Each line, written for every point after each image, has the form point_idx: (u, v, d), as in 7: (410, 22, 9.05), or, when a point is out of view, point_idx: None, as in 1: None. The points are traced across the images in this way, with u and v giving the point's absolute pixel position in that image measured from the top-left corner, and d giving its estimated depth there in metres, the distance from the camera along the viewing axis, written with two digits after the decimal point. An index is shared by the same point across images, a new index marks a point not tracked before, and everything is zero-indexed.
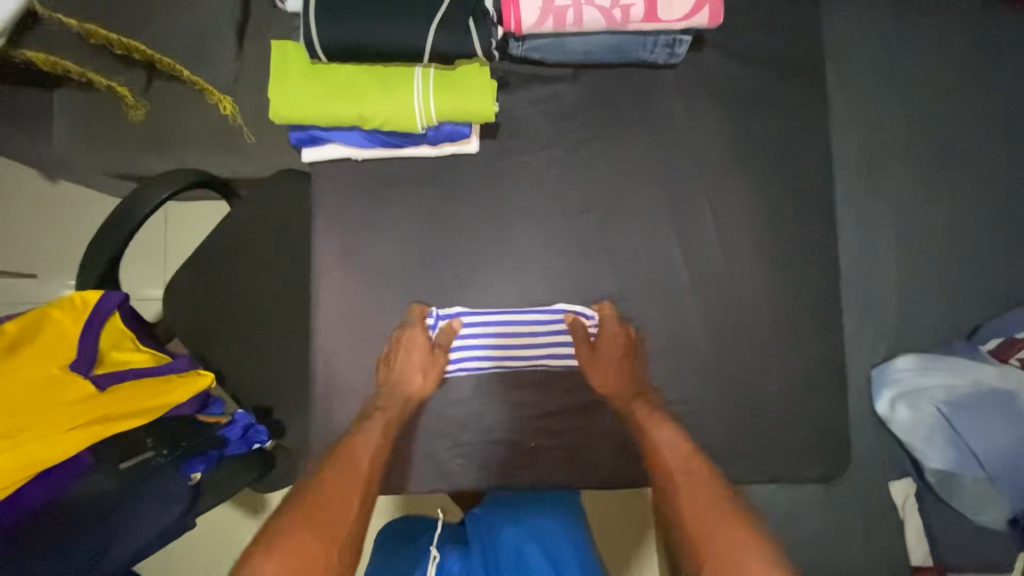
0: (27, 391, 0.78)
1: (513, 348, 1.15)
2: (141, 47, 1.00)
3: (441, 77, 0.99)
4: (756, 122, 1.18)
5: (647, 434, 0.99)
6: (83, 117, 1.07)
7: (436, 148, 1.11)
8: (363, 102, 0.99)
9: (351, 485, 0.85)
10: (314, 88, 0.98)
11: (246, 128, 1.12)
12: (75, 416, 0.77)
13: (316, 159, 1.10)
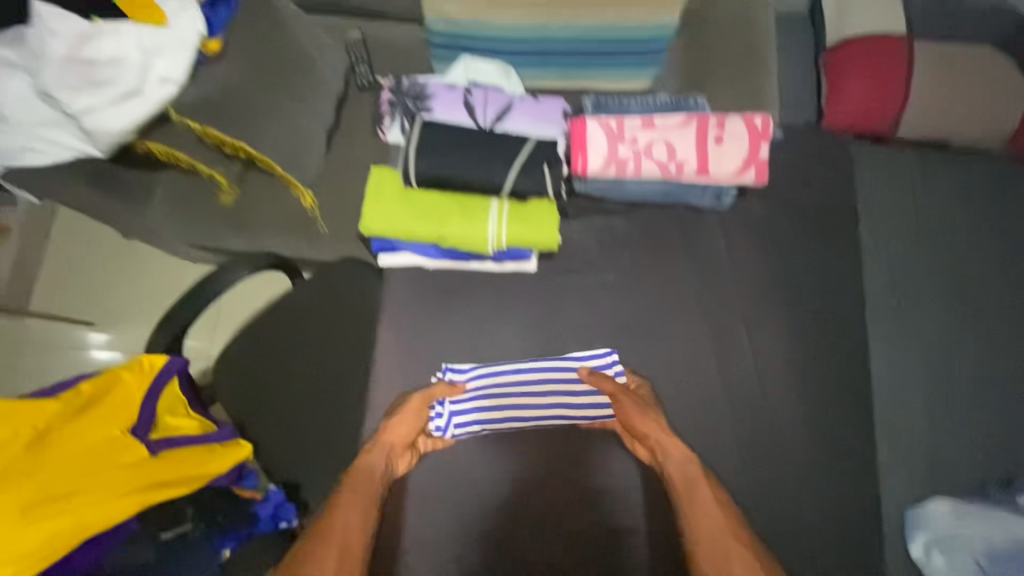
0: (93, 450, 0.89)
1: (521, 404, 1.11)
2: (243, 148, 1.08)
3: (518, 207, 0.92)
4: (796, 259, 1.18)
5: (687, 492, 0.90)
6: (178, 192, 1.18)
7: (498, 264, 1.17)
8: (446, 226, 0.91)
9: (336, 552, 0.81)
10: (401, 213, 0.90)
11: (320, 219, 1.22)
12: (130, 479, 0.88)
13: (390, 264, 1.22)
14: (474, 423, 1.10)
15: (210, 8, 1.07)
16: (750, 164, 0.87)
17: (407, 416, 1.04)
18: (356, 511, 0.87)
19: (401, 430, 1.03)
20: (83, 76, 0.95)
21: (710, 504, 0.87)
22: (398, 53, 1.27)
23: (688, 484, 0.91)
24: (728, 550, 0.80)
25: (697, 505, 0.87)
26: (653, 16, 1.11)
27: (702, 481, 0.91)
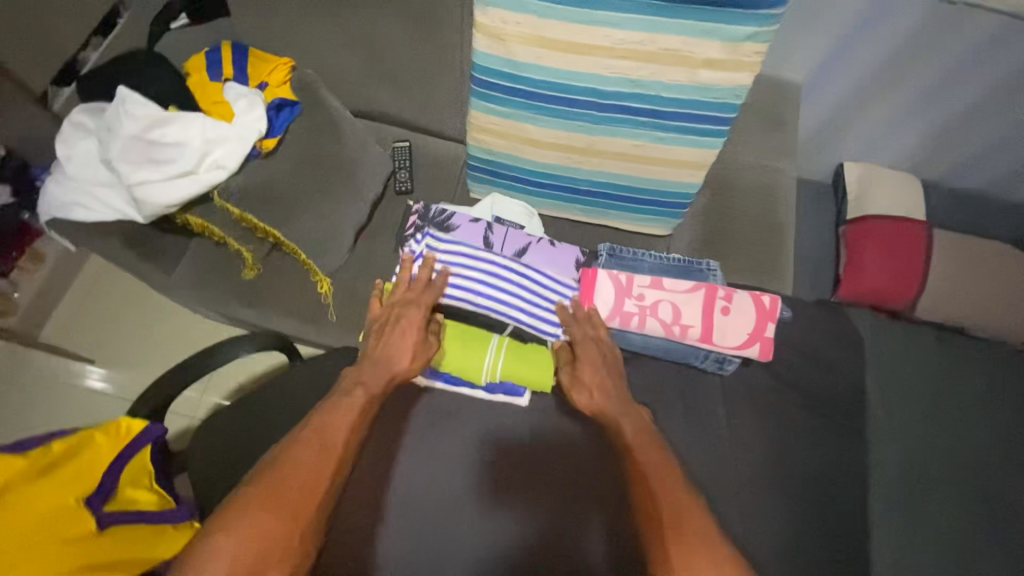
0: (40, 520, 0.85)
1: (501, 297, 0.98)
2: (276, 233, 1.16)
3: (518, 346, 0.98)
4: (798, 427, 1.14)
5: (637, 455, 0.77)
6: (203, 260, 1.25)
7: (489, 393, 1.10)
8: (442, 350, 0.97)
9: (311, 452, 0.74)
10: None
11: (332, 307, 1.25)
12: (68, 557, 0.85)
13: None
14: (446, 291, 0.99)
15: (275, 111, 1.17)
16: (756, 340, 0.89)
17: (409, 337, 0.91)
18: (341, 422, 0.79)
19: (403, 343, 0.90)
20: (144, 156, 1.04)
21: (667, 468, 0.75)
22: (438, 165, 1.37)
23: (642, 444, 0.79)
24: (671, 512, 0.69)
25: (653, 473, 0.74)
26: (681, 175, 1.17)
27: (649, 456, 0.77)
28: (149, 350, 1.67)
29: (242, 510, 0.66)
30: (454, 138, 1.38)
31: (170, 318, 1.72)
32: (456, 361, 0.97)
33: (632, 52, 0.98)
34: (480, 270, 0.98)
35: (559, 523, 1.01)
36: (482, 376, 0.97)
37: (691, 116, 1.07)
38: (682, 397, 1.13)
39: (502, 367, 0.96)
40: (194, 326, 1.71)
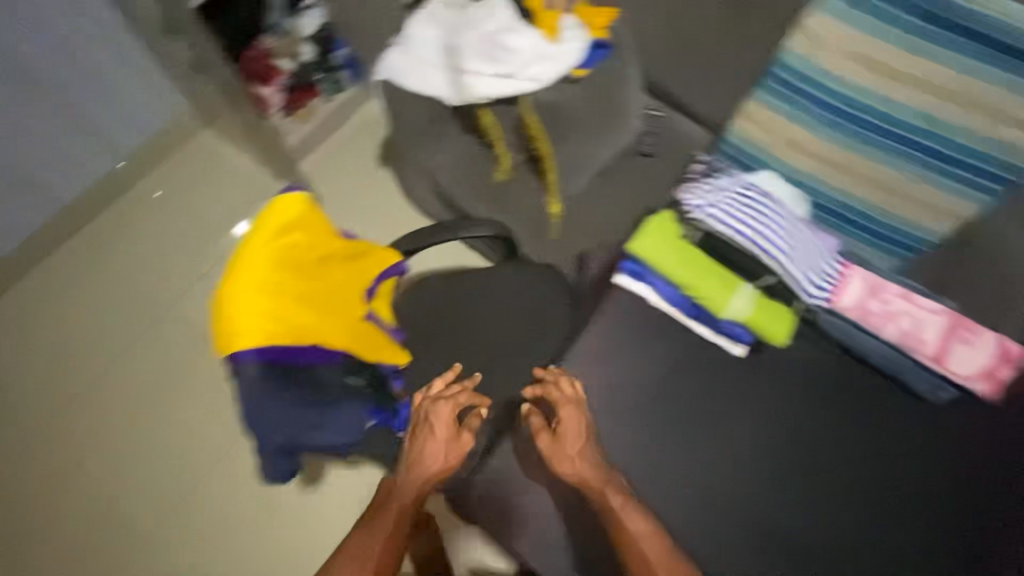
0: (341, 289, 1.09)
1: (782, 241, 1.07)
2: (544, 145, 1.33)
3: (764, 299, 1.07)
4: (981, 483, 1.06)
5: (619, 520, 0.98)
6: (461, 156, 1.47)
7: (711, 333, 1.11)
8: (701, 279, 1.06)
9: (353, 565, 1.00)
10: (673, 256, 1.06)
11: (556, 225, 1.42)
12: (349, 324, 1.08)
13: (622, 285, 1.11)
14: (727, 227, 1.06)
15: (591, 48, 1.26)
16: (981, 377, 1.03)
17: (441, 437, 1.09)
18: (394, 513, 1.07)
19: (434, 446, 1.09)
20: (486, 51, 1.24)
21: (646, 531, 0.97)
22: (679, 140, 1.50)
23: (626, 511, 0.99)
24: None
25: (631, 544, 0.96)
26: (924, 217, 1.20)
27: (628, 516, 0.98)
28: (370, 221, 2.02)
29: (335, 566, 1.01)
30: (701, 122, 1.49)
31: (390, 200, 2.04)
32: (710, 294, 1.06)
33: (936, 92, 1.12)
34: (765, 215, 1.09)
35: (710, 467, 1.09)
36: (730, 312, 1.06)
37: (957, 164, 1.14)
38: (866, 411, 1.11)
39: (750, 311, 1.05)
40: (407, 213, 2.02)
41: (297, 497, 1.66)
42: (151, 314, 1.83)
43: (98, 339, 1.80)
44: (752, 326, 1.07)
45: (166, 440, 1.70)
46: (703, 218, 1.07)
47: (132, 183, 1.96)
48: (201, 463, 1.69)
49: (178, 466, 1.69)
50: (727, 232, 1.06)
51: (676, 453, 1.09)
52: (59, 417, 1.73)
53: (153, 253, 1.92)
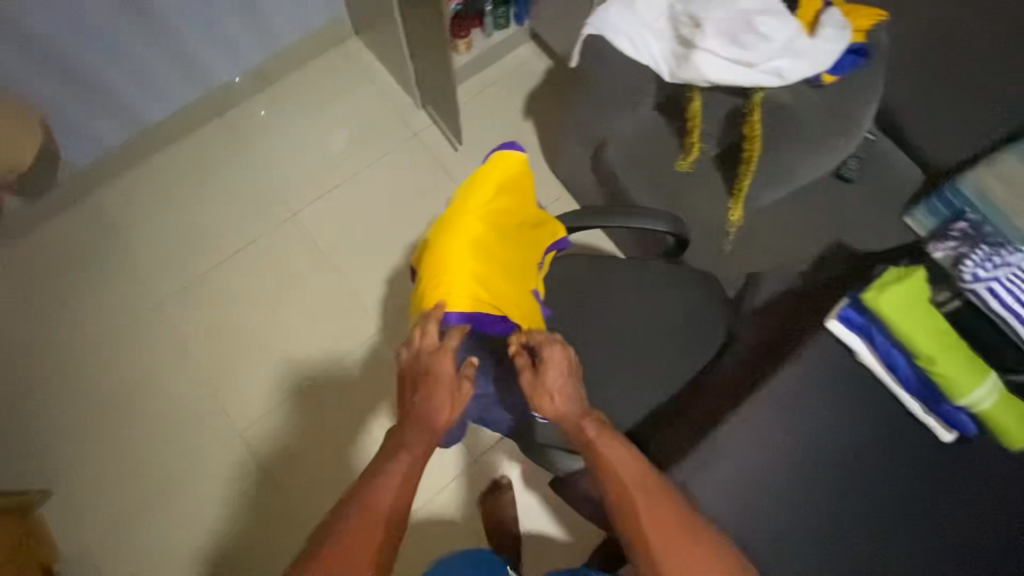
0: (528, 260, 1.02)
1: None
2: (754, 149, 1.19)
3: (1006, 396, 0.93)
4: None
5: (593, 450, 0.85)
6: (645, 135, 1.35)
7: (926, 412, 0.94)
8: (940, 351, 0.92)
9: (360, 531, 0.81)
10: (913, 318, 0.93)
11: (731, 239, 1.31)
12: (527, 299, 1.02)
13: (839, 334, 0.97)
14: (1007, 308, 0.99)
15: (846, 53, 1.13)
16: None
17: (445, 399, 0.83)
18: (389, 491, 0.84)
19: (434, 412, 0.84)
20: (732, 31, 1.11)
21: (625, 454, 0.85)
22: (889, 175, 1.33)
23: (602, 439, 0.85)
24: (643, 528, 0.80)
25: (604, 473, 0.84)
26: None
27: (608, 448, 0.85)
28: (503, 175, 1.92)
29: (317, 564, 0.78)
30: (920, 160, 1.32)
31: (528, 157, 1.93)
32: (945, 370, 0.92)
33: None
34: None
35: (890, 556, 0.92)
36: (964, 394, 0.92)
37: None
38: None
39: (989, 401, 0.91)
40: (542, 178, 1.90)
41: (384, 428, 1.67)
42: (281, 212, 1.84)
43: (228, 223, 1.83)
44: (984, 420, 0.93)
45: (276, 338, 1.74)
46: (982, 287, 1.01)
47: (283, 76, 1.95)
48: (303, 370, 1.71)
49: (280, 366, 1.72)
50: (1000, 310, 1.00)
51: (851, 528, 0.93)
52: (174, 295, 1.77)
53: (284, 156, 1.90)
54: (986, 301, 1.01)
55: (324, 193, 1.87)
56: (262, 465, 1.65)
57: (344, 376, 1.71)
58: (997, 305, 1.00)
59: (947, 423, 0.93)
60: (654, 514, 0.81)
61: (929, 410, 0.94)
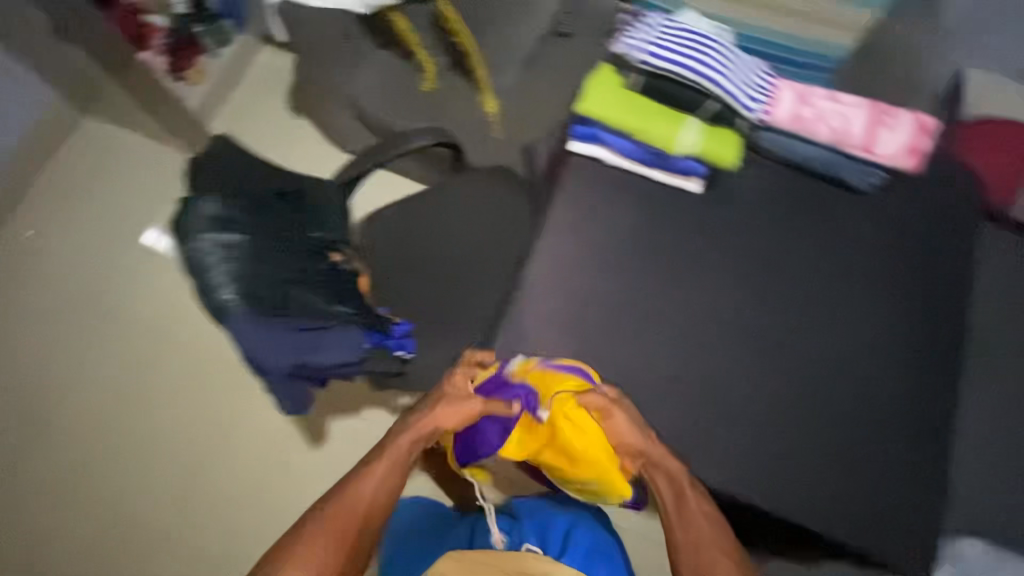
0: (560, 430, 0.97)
1: (719, 70, 0.98)
2: (461, 35, 1.34)
3: (710, 127, 1.00)
4: (937, 245, 1.10)
5: (678, 509, 0.89)
6: (378, 69, 1.39)
7: (666, 176, 1.06)
8: (646, 121, 1.00)
9: (354, 505, 0.86)
10: (614, 104, 1.00)
11: (496, 123, 1.40)
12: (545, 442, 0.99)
13: (579, 153, 1.07)
14: (669, 62, 0.97)
15: None
16: (906, 150, 1.04)
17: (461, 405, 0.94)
18: (373, 489, 0.88)
19: (442, 417, 0.95)
20: None
21: (709, 515, 0.88)
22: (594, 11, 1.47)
23: (688, 492, 0.90)
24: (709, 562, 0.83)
25: (686, 524, 0.87)
26: (829, 35, 1.29)
27: (689, 499, 0.90)
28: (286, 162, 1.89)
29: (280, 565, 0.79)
30: None
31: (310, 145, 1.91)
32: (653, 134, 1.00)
33: None
34: (701, 46, 1.00)
35: (696, 294, 1.04)
36: (676, 148, 1.00)
37: None
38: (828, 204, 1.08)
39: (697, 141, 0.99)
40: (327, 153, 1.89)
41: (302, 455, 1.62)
42: (94, 313, 1.69)
43: (40, 353, 1.66)
44: (701, 156, 1.02)
45: (153, 435, 1.62)
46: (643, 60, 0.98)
47: (24, 183, 1.77)
48: (200, 448, 1.61)
49: (169, 458, 1.60)
50: (663, 67, 0.96)
51: (661, 289, 1.04)
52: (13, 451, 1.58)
53: (65, 261, 1.73)
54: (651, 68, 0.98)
55: (132, 275, 1.74)
56: (198, 557, 1.54)
57: (243, 432, 1.62)
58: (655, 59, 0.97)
59: (681, 178, 1.05)
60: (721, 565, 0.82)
61: (667, 172, 1.05)
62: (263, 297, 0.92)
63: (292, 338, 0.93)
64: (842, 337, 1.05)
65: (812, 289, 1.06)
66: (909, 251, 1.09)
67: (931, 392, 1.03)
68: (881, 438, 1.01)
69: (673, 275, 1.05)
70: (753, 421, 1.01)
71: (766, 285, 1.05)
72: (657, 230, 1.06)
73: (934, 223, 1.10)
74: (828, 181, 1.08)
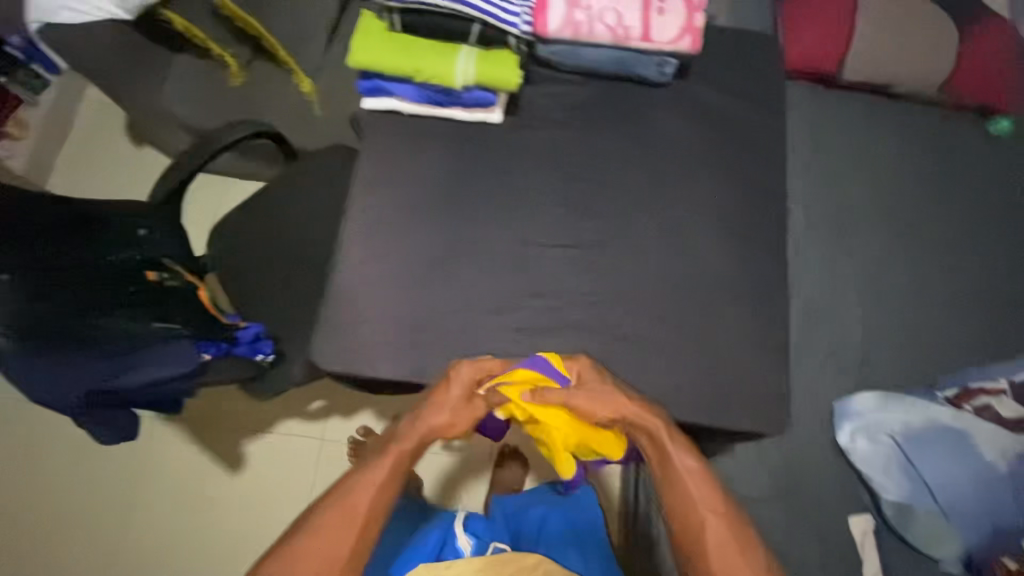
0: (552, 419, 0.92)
1: None
2: (247, 19, 1.25)
3: (486, 53, 0.96)
4: (748, 118, 1.10)
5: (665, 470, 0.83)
6: (179, 75, 1.32)
7: (466, 113, 1.04)
8: (417, 57, 0.95)
9: (336, 517, 0.76)
10: (382, 47, 0.95)
11: (315, 102, 1.33)
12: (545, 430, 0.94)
13: (374, 109, 1.05)
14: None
15: None
16: (687, 33, 0.99)
17: (451, 410, 0.84)
18: (369, 506, 0.77)
19: (447, 424, 0.84)
20: None
21: (694, 471, 0.82)
22: None
23: (675, 449, 0.84)
24: (697, 525, 0.80)
25: (683, 490, 0.81)
26: None
27: (688, 465, 0.83)
28: (114, 186, 1.71)
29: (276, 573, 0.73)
30: None
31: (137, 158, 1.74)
32: (429, 69, 0.95)
33: None
34: None
35: (520, 221, 1.04)
36: (455, 80, 0.96)
37: None
38: (629, 107, 1.09)
39: (474, 68, 0.95)
40: (152, 161, 1.73)
41: (215, 486, 1.51)
42: None
43: None
44: (484, 84, 0.97)
45: (54, 502, 1.51)
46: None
47: None
48: (114, 511, 1.50)
49: (76, 523, 1.50)
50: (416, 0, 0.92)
51: (485, 224, 1.03)
52: None
53: None
54: (404, 3, 0.93)
55: None
56: None
57: (148, 476, 1.52)
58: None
59: (484, 112, 1.05)
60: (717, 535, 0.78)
61: (464, 108, 1.03)
62: (81, 330, 0.90)
63: (94, 365, 0.88)
64: (672, 228, 1.04)
65: (635, 189, 1.06)
66: (729, 127, 1.10)
67: (766, 259, 1.04)
68: (728, 316, 1.01)
69: (500, 207, 1.04)
70: (613, 328, 1.00)
71: (586, 198, 1.05)
72: (475, 168, 1.05)
73: (747, 95, 1.11)
74: (627, 80, 1.09)
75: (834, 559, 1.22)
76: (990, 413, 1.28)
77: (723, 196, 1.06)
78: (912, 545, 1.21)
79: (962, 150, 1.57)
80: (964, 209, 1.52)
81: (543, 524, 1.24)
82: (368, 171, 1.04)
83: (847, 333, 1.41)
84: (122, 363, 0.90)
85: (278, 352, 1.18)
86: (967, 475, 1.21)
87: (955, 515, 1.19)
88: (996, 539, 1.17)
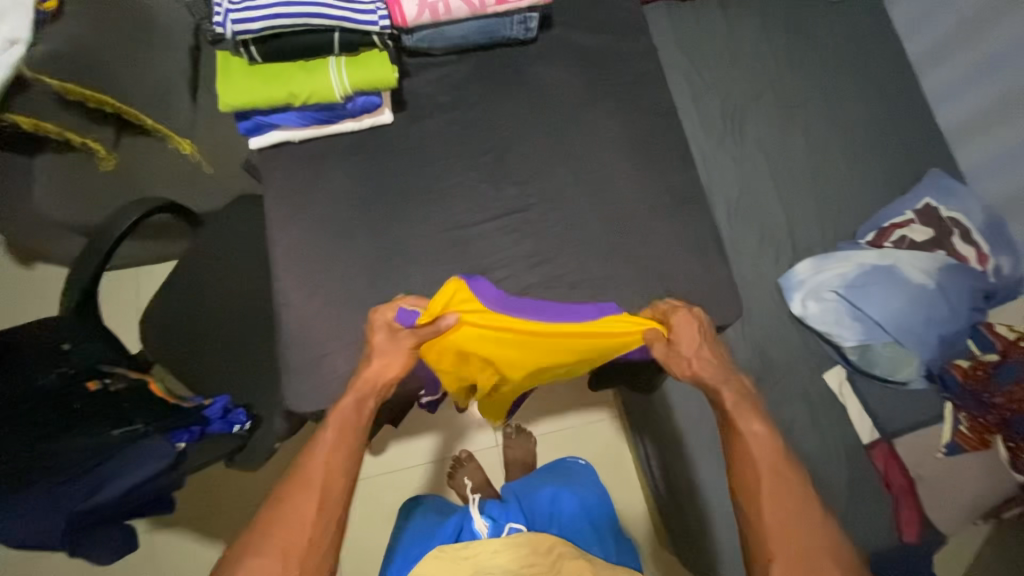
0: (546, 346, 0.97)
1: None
2: (111, 101, 1.17)
3: (355, 59, 0.95)
4: (621, 50, 1.15)
5: (734, 428, 0.84)
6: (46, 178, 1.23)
7: (357, 123, 1.04)
8: (291, 84, 0.93)
9: (295, 488, 0.78)
10: (252, 86, 0.93)
11: (202, 159, 1.33)
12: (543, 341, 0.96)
13: (262, 147, 1.02)
14: (264, 19, 0.87)
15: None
16: None
17: (392, 354, 0.89)
18: (325, 465, 0.80)
19: (381, 370, 0.89)
20: None
21: (762, 437, 0.82)
22: None
23: (745, 414, 0.85)
24: (759, 486, 0.79)
25: (740, 451, 0.83)
26: None
27: (753, 430, 0.83)
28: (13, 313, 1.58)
29: (248, 555, 0.74)
30: None
31: (32, 278, 1.61)
32: (307, 92, 0.94)
33: None
34: None
35: (444, 210, 1.05)
36: (336, 94, 0.95)
37: None
38: (509, 70, 1.12)
39: (349, 77, 0.94)
40: (51, 275, 1.61)
41: None
42: None
43: None
44: (364, 89, 0.97)
45: None
46: (243, 32, 0.88)
47: None
48: None
49: None
50: (265, 27, 0.88)
51: (412, 223, 1.04)
52: None
53: None
54: (253, 32, 0.89)
55: None
56: None
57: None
58: (257, 23, 0.87)
59: (375, 117, 1.04)
60: (774, 499, 0.78)
61: (353, 119, 1.03)
62: (44, 465, 0.85)
63: (62, 491, 0.84)
64: (585, 168, 1.09)
65: (539, 143, 1.09)
66: (608, 60, 1.14)
67: (679, 169, 1.09)
68: (662, 231, 1.06)
69: (423, 202, 1.05)
70: (565, 280, 1.04)
71: (498, 168, 1.08)
72: (386, 173, 1.05)
73: (615, 26, 1.16)
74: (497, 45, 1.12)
75: (823, 414, 1.33)
76: (908, 243, 1.42)
77: (623, 125, 1.11)
78: (882, 378, 1.33)
79: (812, 23, 1.71)
80: (830, 77, 1.67)
81: (554, 502, 1.29)
82: (280, 208, 1.02)
83: (765, 217, 1.54)
84: (92, 478, 0.86)
85: (255, 418, 1.15)
86: (909, 302, 1.32)
87: (908, 339, 1.31)
88: (946, 348, 1.30)
